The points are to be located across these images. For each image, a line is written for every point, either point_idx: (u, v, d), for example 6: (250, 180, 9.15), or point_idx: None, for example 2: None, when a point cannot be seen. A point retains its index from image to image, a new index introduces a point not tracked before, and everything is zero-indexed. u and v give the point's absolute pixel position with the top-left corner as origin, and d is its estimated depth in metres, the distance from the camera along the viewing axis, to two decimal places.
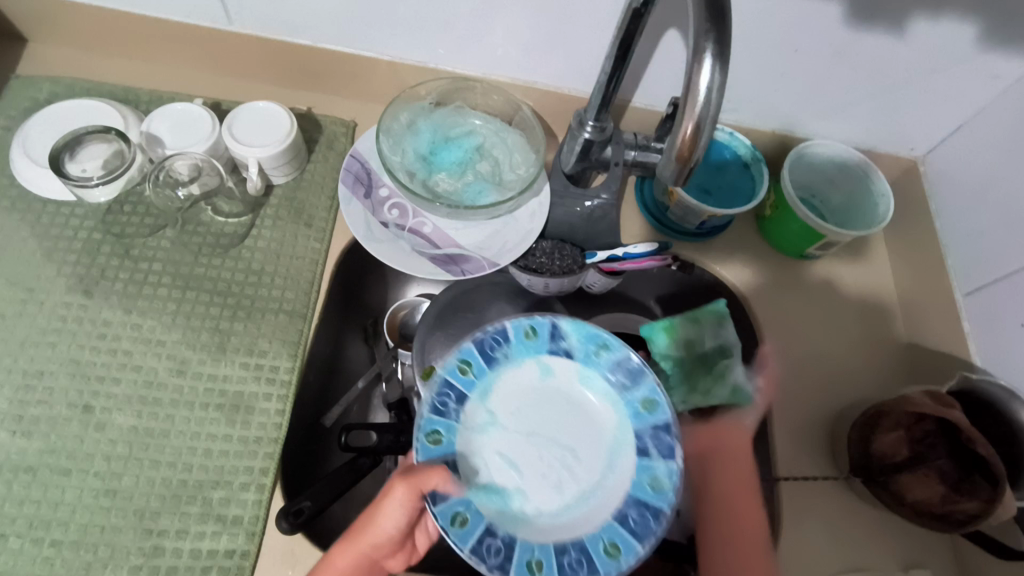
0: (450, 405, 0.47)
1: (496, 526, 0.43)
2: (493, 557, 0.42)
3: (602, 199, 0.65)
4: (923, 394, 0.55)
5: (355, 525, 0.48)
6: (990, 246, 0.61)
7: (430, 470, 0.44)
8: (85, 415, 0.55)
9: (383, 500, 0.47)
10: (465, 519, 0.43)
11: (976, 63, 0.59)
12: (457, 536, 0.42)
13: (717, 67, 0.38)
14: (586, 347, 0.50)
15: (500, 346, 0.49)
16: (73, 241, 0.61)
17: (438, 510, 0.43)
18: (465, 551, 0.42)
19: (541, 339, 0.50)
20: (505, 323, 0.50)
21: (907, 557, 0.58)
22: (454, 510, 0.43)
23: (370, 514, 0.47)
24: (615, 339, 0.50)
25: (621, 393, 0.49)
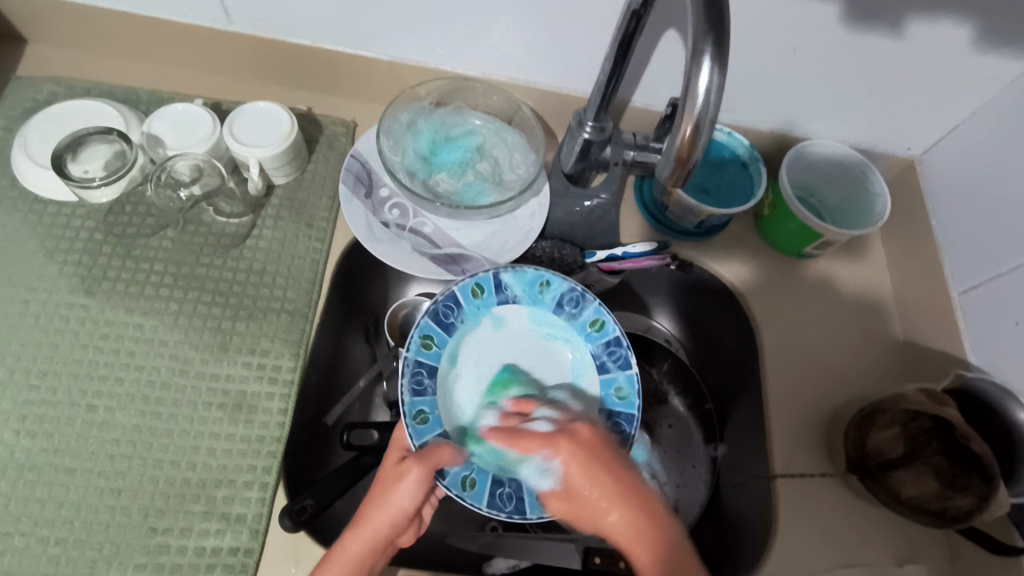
0: (425, 381, 0.55)
1: (501, 477, 0.53)
2: (508, 503, 0.52)
3: (603, 199, 0.66)
4: (918, 393, 0.57)
5: (360, 512, 0.48)
6: (986, 245, 0.62)
7: (437, 449, 0.50)
8: (88, 415, 0.55)
9: (396, 482, 0.48)
10: (474, 482, 0.52)
11: (972, 64, 0.59)
12: (472, 498, 0.51)
13: (716, 69, 0.39)
14: (532, 290, 0.59)
15: (454, 310, 0.58)
16: (74, 242, 0.62)
17: (449, 481, 0.51)
18: (484, 507, 0.51)
19: (487, 294, 0.59)
20: (453, 290, 0.58)
21: (903, 553, 0.59)
22: (462, 476, 0.52)
23: (377, 497, 0.48)
24: (555, 277, 0.60)
25: (570, 322, 0.60)
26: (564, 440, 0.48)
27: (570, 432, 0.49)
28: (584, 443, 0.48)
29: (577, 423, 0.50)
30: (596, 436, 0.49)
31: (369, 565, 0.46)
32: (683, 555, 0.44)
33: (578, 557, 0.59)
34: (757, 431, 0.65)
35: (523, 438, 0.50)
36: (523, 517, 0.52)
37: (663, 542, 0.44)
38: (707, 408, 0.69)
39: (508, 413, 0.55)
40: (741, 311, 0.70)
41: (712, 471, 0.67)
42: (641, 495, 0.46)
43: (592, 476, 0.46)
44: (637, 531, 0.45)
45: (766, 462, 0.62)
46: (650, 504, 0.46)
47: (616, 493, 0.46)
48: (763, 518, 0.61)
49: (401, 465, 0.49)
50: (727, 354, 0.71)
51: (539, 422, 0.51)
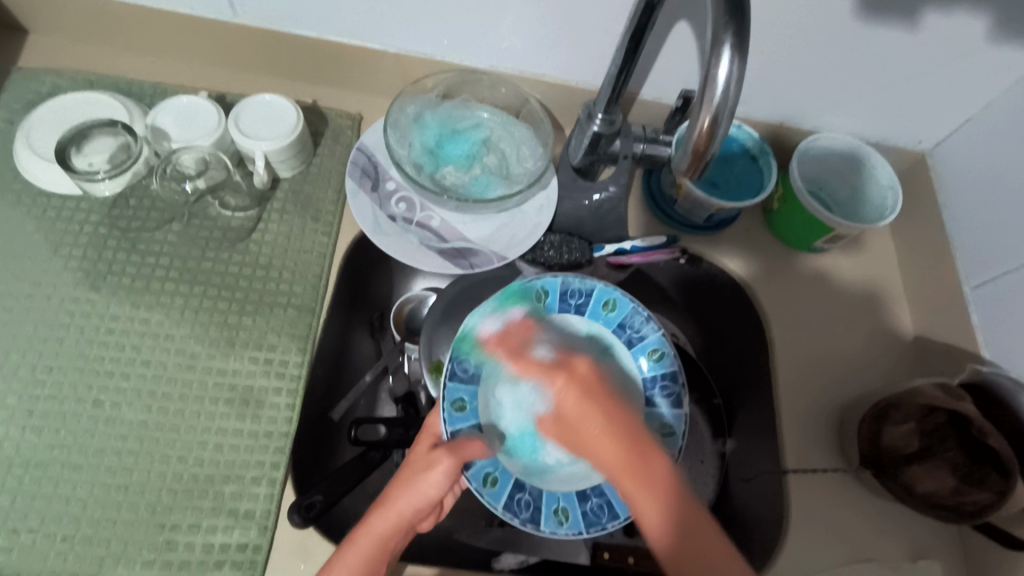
0: (470, 368, 0.52)
1: (523, 482, 0.51)
2: (524, 510, 0.50)
3: (610, 190, 0.66)
4: (934, 387, 0.57)
5: (385, 495, 0.47)
6: (1000, 238, 0.61)
7: (470, 444, 0.49)
8: (95, 410, 0.55)
9: (426, 471, 0.47)
10: (496, 479, 0.50)
11: (987, 55, 0.59)
12: (490, 496, 0.49)
13: (735, 59, 0.38)
14: (596, 303, 0.56)
15: (511, 308, 0.55)
16: (79, 236, 0.61)
17: (472, 473, 0.50)
18: (499, 508, 0.49)
19: (550, 297, 0.55)
20: (514, 284, 0.55)
21: (915, 548, 0.59)
22: (485, 472, 0.50)
23: (405, 483, 0.46)
24: (624, 297, 0.56)
25: (630, 348, 0.56)
26: (563, 374, 0.52)
27: (568, 365, 0.52)
28: (581, 377, 0.52)
29: (575, 358, 0.53)
30: (593, 372, 0.52)
31: (391, 550, 0.46)
32: (668, 473, 0.46)
33: (586, 552, 0.59)
34: (768, 424, 0.64)
35: (525, 362, 0.53)
36: (536, 527, 0.49)
37: (655, 464, 0.47)
38: (716, 404, 0.67)
39: (507, 333, 0.54)
40: (750, 304, 0.69)
41: (722, 466, 0.65)
42: (631, 425, 0.49)
43: (586, 410, 0.50)
44: (625, 453, 0.47)
45: (776, 457, 0.62)
46: (643, 437, 0.48)
47: (618, 429, 0.49)
48: (773, 512, 0.60)
49: (432, 454, 0.48)
50: (735, 348, 0.70)
51: (542, 348, 0.54)
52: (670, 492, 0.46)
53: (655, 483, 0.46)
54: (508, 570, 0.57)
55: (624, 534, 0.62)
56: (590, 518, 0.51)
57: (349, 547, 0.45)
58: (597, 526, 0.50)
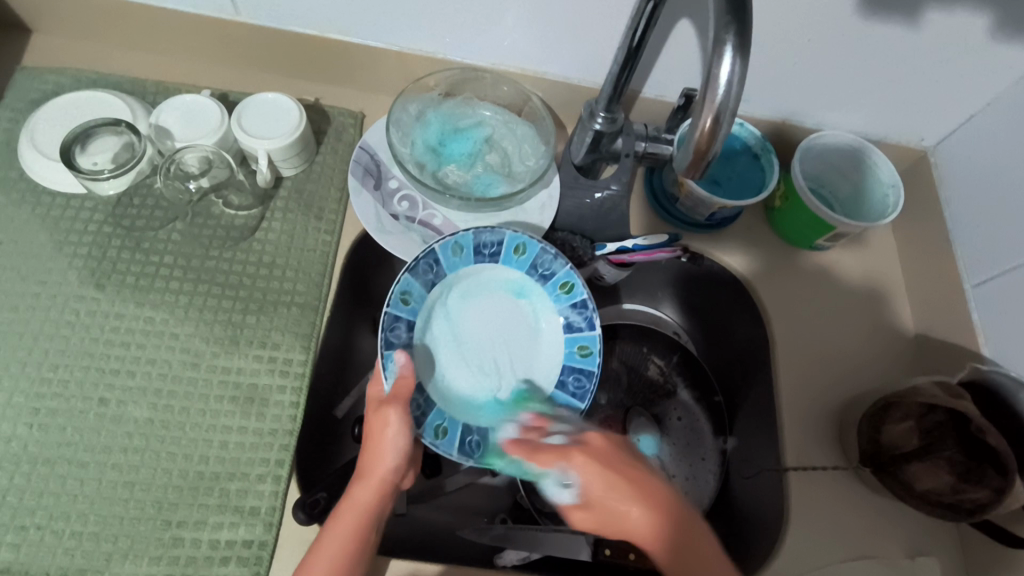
0: (402, 334, 0.55)
1: (470, 424, 0.56)
2: (477, 450, 0.55)
3: (612, 189, 0.65)
4: (934, 386, 0.58)
5: (362, 467, 0.49)
6: (1002, 236, 0.61)
7: (402, 381, 0.51)
8: (101, 408, 0.55)
9: (384, 429, 0.50)
10: (445, 429, 0.54)
11: (990, 52, 0.58)
12: (444, 446, 0.54)
13: (738, 59, 0.38)
14: (507, 249, 0.59)
15: (434, 268, 0.57)
16: (83, 234, 0.61)
17: (424, 431, 0.54)
18: (454, 454, 0.54)
19: (467, 252, 0.59)
20: (434, 247, 0.57)
21: (914, 545, 0.59)
22: (435, 425, 0.54)
23: (372, 448, 0.50)
24: (532, 240, 0.59)
25: (542, 284, 0.60)
26: (579, 452, 0.48)
27: (582, 443, 0.49)
28: (597, 450, 0.49)
29: (587, 434, 0.50)
30: (608, 443, 0.50)
31: (377, 513, 0.48)
32: (700, 539, 0.45)
33: (589, 549, 0.59)
34: (769, 421, 0.65)
35: (542, 453, 0.49)
36: (487, 461, 0.54)
37: (692, 534, 0.45)
38: (716, 401, 0.70)
39: (528, 427, 0.54)
40: (752, 301, 0.69)
41: (722, 463, 0.68)
42: (665, 493, 0.47)
43: (613, 486, 0.46)
44: (660, 532, 0.45)
45: (778, 455, 0.62)
46: (671, 502, 0.46)
47: (648, 505, 0.45)
48: (773, 509, 0.61)
49: (380, 413, 0.50)
50: (738, 350, 0.71)
51: (555, 436, 0.51)
52: (712, 561, 0.45)
53: (692, 552, 0.45)
54: (510, 566, 0.58)
55: None
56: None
57: (335, 522, 0.47)
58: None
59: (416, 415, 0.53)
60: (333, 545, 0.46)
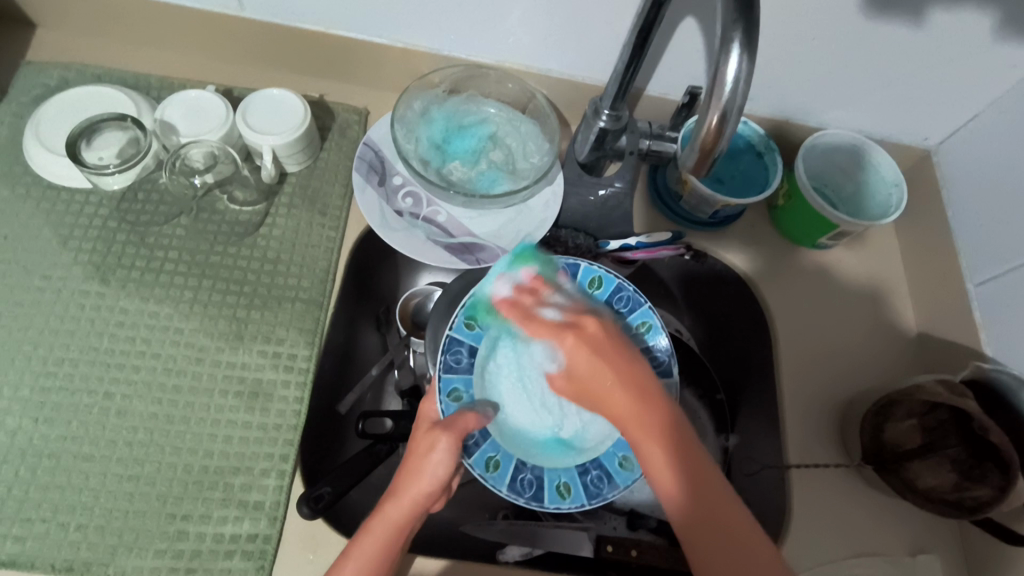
0: (463, 359, 0.54)
1: (523, 462, 0.53)
2: (527, 490, 0.52)
3: (616, 186, 0.67)
4: (937, 384, 0.57)
5: (395, 484, 0.45)
6: (1003, 236, 0.62)
7: (462, 417, 0.48)
8: (106, 402, 0.56)
9: (428, 453, 0.45)
10: (497, 463, 0.51)
11: (994, 52, 0.59)
12: (493, 480, 0.51)
13: (745, 57, 0.38)
14: (581, 282, 0.56)
15: None
16: (88, 229, 0.61)
17: (473, 460, 0.51)
18: (503, 490, 0.51)
19: None
20: (501, 273, 0.56)
21: (915, 542, 0.60)
22: (487, 456, 0.51)
23: (411, 468, 0.45)
24: (608, 273, 0.56)
25: (615, 322, 0.56)
26: (572, 334, 0.46)
27: (576, 325, 0.46)
28: (591, 335, 0.45)
29: (586, 317, 0.47)
30: (605, 330, 0.46)
31: (405, 534, 0.45)
32: (684, 445, 0.43)
33: (590, 546, 0.59)
34: (771, 419, 0.65)
35: (536, 322, 0.48)
36: (540, 504, 0.51)
37: (668, 425, 0.43)
38: (718, 399, 0.68)
39: (523, 286, 0.53)
40: (754, 300, 0.70)
41: (724, 462, 0.65)
42: (650, 384, 0.44)
43: (599, 367, 0.44)
44: (637, 409, 0.43)
45: (780, 452, 0.63)
46: (656, 390, 0.44)
47: (633, 385, 0.44)
48: (774, 506, 0.61)
49: (430, 434, 0.46)
50: (739, 345, 0.71)
51: (551, 309, 0.49)
52: (686, 461, 0.43)
53: (677, 463, 0.42)
54: (513, 561, 0.58)
55: (626, 527, 0.63)
56: (588, 489, 0.53)
57: (364, 536, 0.44)
58: (598, 497, 0.52)
59: (469, 445, 0.51)
60: (355, 562, 0.43)
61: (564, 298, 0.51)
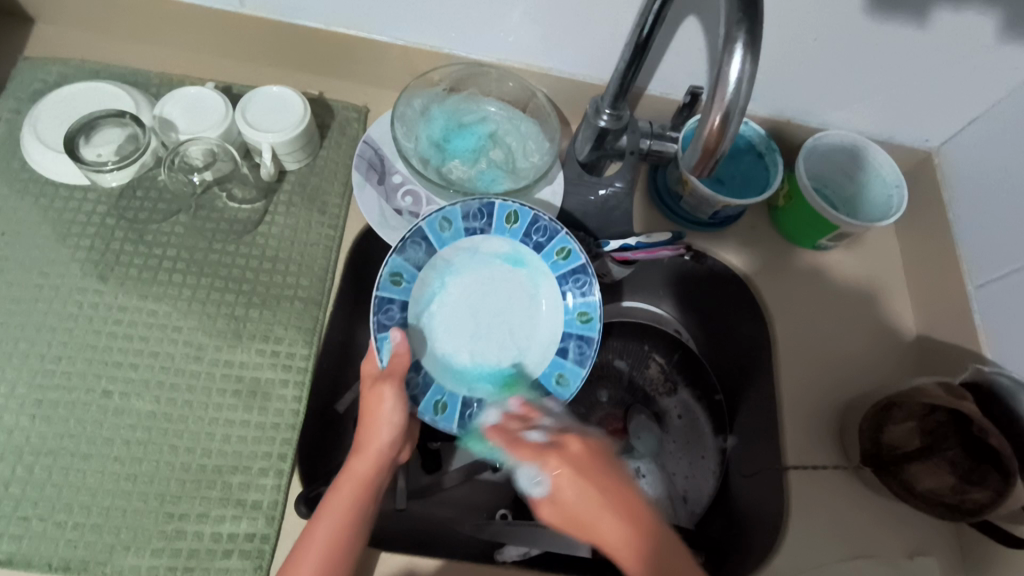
0: (395, 315, 0.56)
1: (471, 397, 0.58)
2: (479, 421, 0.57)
3: (616, 186, 0.67)
4: (937, 386, 0.58)
5: (358, 441, 0.50)
6: (1002, 238, 0.62)
7: (397, 361, 0.51)
8: (104, 400, 0.55)
9: (379, 404, 0.50)
10: (445, 404, 0.56)
11: (997, 53, 0.58)
12: (444, 420, 0.56)
13: (748, 57, 0.38)
14: (499, 219, 0.59)
15: (424, 243, 0.58)
16: (86, 226, 0.61)
17: (422, 407, 0.56)
18: (455, 427, 0.56)
19: (455, 226, 0.58)
20: (420, 225, 0.57)
21: (914, 544, 0.60)
22: (434, 401, 0.56)
23: (369, 423, 0.50)
24: (522, 208, 0.59)
25: (536, 254, 0.60)
26: (555, 455, 0.44)
27: (559, 446, 0.46)
28: (572, 456, 0.44)
29: (568, 436, 0.46)
30: (588, 449, 0.45)
31: (376, 486, 0.48)
32: (688, 565, 0.41)
33: (588, 545, 0.59)
34: (770, 420, 0.65)
35: (522, 447, 0.46)
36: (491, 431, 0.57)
37: (669, 550, 0.42)
38: (716, 399, 0.72)
39: (513, 414, 0.52)
40: (753, 300, 0.69)
41: (720, 462, 0.70)
42: (637, 507, 0.43)
43: (587, 494, 0.43)
44: (630, 538, 0.41)
45: (779, 454, 0.62)
46: (647, 515, 0.43)
47: (623, 512, 0.42)
48: (772, 507, 0.61)
49: (377, 389, 0.50)
50: (739, 348, 0.71)
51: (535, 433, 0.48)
52: None
53: None
54: (510, 561, 0.58)
55: None
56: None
57: (334, 494, 0.47)
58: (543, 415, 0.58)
59: (415, 394, 0.55)
60: (332, 513, 0.46)
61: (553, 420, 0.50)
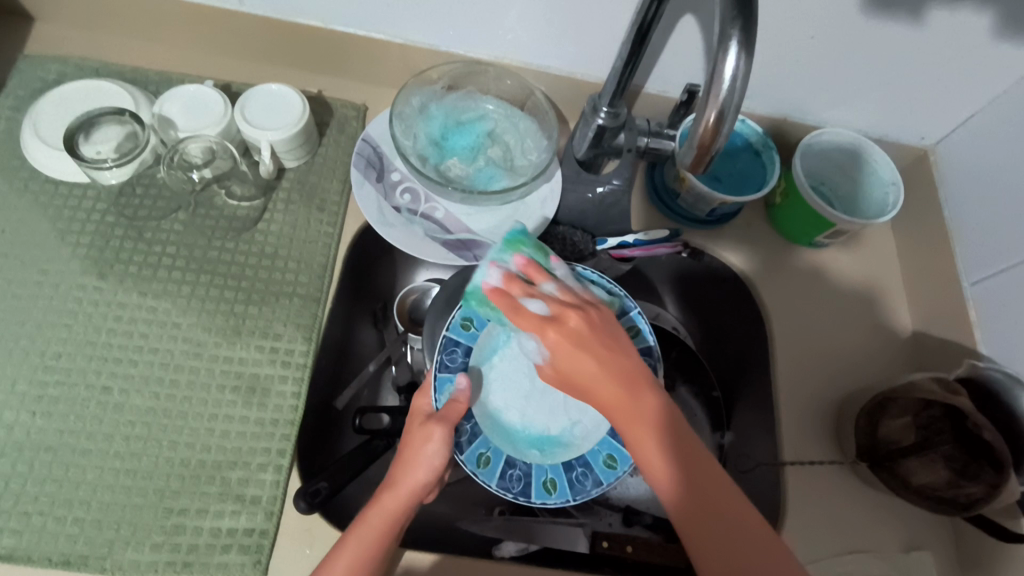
0: (458, 358, 0.54)
1: (515, 458, 0.53)
2: (517, 485, 0.53)
3: (614, 184, 0.66)
4: (931, 380, 0.57)
5: (391, 475, 0.46)
6: (996, 235, 0.62)
7: (454, 405, 0.48)
8: (103, 397, 0.56)
9: (423, 444, 0.46)
10: (488, 459, 0.53)
11: (991, 51, 0.59)
12: (484, 475, 0.52)
13: (742, 55, 0.38)
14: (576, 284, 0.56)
15: None
16: (86, 223, 0.61)
17: (465, 456, 0.52)
18: (493, 485, 0.52)
19: None
20: None
21: (909, 539, 0.60)
22: (478, 454, 0.52)
23: (405, 459, 0.46)
24: (601, 277, 0.56)
25: None
26: (554, 325, 0.44)
27: (558, 319, 0.45)
28: (572, 329, 0.44)
29: (571, 307, 0.45)
30: (591, 323, 0.44)
31: (403, 523, 0.45)
32: (677, 429, 0.43)
33: (586, 542, 0.60)
34: (767, 416, 0.65)
35: (519, 315, 0.46)
36: (527, 500, 0.52)
37: (662, 417, 0.42)
38: (715, 396, 0.67)
39: (514, 274, 0.49)
40: (751, 298, 0.70)
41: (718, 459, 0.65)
42: (637, 378, 0.43)
43: (583, 362, 0.43)
44: (624, 403, 0.43)
45: (775, 450, 0.63)
46: (643, 384, 0.43)
47: (620, 382, 0.43)
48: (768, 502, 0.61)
49: (426, 427, 0.47)
50: (739, 344, 0.70)
51: (535, 301, 0.46)
52: (679, 453, 0.42)
53: (671, 455, 0.42)
54: (508, 557, 0.58)
55: (622, 523, 0.64)
56: (575, 485, 0.53)
57: (362, 525, 0.44)
58: (584, 493, 0.53)
59: (461, 441, 0.52)
60: (353, 548, 0.43)
61: (558, 285, 0.47)
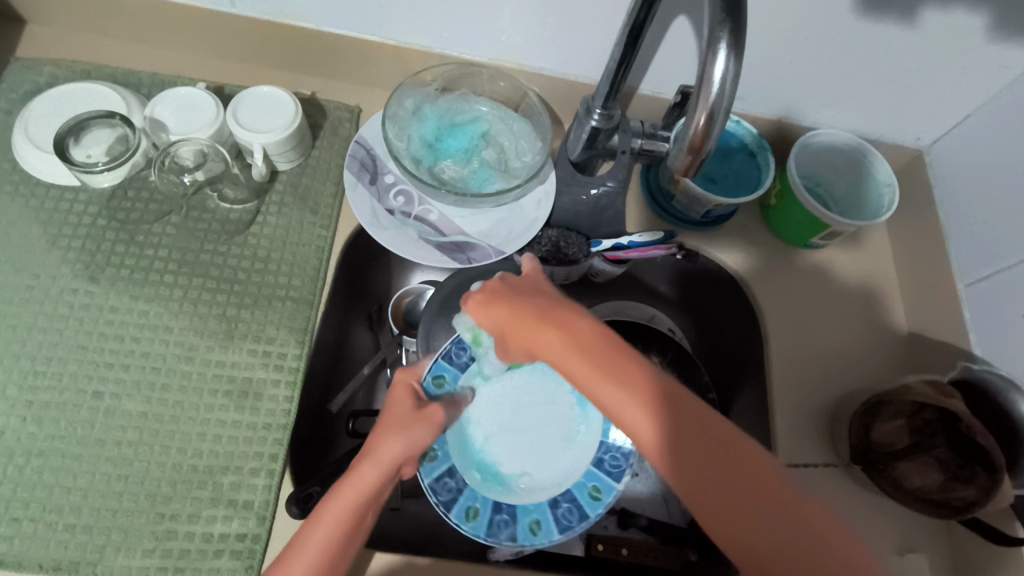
0: (464, 357, 0.56)
1: (456, 470, 0.55)
2: (444, 494, 0.53)
3: (609, 186, 0.65)
4: (926, 385, 0.58)
5: (368, 444, 0.42)
6: (991, 236, 0.62)
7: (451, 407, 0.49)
8: (94, 402, 0.55)
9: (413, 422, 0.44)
10: (435, 455, 0.54)
11: (987, 52, 0.58)
12: (425, 468, 0.54)
13: (732, 57, 0.38)
14: None
15: None
16: (77, 227, 0.61)
17: None
18: (425, 481, 0.53)
19: None
20: None
21: (904, 541, 0.60)
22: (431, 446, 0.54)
23: (388, 429, 0.43)
24: None
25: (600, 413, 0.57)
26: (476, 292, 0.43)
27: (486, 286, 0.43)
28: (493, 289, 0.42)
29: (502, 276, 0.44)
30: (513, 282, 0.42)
31: (379, 496, 0.41)
32: (629, 358, 0.35)
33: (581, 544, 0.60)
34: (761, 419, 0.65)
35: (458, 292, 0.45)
36: (444, 512, 0.52)
37: (602, 346, 0.36)
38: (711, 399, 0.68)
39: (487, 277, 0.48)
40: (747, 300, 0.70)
41: None
42: (565, 314, 0.38)
43: (511, 317, 0.39)
44: (559, 345, 0.36)
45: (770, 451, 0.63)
46: (574, 315, 0.37)
47: (550, 320, 0.37)
48: None
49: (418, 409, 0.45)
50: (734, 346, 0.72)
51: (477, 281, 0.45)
52: (639, 389, 0.34)
53: (627, 393, 0.34)
54: (502, 561, 0.57)
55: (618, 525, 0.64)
56: (493, 528, 0.53)
57: (332, 496, 0.39)
58: (494, 539, 0.52)
59: None
60: (328, 520, 0.38)
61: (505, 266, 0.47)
